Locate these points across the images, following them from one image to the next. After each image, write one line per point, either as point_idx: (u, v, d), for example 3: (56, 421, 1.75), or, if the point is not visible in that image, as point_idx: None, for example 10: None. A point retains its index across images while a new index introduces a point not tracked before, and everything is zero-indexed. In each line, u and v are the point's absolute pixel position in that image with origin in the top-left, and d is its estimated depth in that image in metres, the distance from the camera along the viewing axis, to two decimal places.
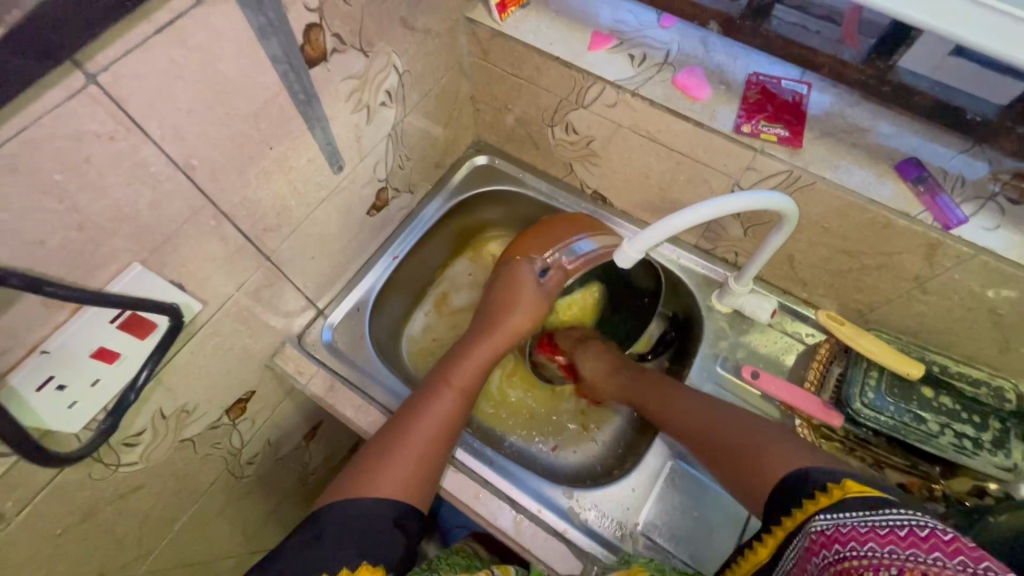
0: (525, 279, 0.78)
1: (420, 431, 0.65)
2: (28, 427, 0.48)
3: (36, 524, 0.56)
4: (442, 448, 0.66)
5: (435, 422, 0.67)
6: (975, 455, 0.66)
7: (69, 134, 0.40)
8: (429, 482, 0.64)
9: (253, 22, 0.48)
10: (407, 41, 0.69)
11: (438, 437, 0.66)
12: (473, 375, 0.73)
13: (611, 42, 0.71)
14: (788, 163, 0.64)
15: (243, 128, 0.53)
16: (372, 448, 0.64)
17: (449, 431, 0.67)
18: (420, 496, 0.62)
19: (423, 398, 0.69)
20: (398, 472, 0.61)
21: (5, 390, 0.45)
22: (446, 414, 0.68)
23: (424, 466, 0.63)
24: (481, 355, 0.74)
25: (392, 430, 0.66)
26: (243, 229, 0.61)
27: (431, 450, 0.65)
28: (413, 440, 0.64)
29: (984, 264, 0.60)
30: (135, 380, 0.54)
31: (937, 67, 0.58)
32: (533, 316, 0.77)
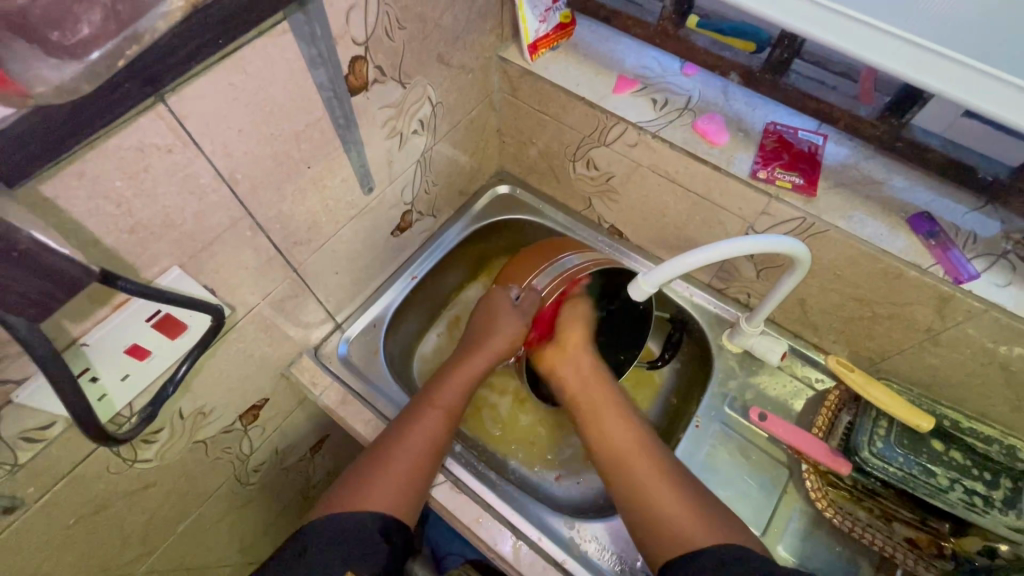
0: (500, 302, 0.81)
1: (406, 449, 0.67)
2: (99, 408, 0.53)
3: (52, 512, 0.58)
4: (429, 466, 0.67)
5: (423, 441, 0.68)
6: (985, 514, 0.65)
7: (133, 146, 0.43)
8: (418, 497, 0.65)
9: (306, 52, 0.52)
10: (442, 75, 0.73)
11: (425, 456, 0.67)
12: (458, 394, 0.75)
13: (635, 86, 0.75)
14: (802, 210, 0.66)
15: (286, 148, 0.57)
16: (363, 463, 0.66)
17: (436, 448, 0.69)
18: (409, 511, 0.64)
19: (410, 416, 0.71)
20: (387, 488, 0.63)
21: (76, 355, 0.49)
22: (433, 431, 0.70)
23: (413, 483, 0.65)
24: (463, 374, 0.77)
25: (379, 447, 0.68)
26: (276, 240, 0.64)
27: (417, 468, 0.66)
28: (401, 457, 0.66)
29: (995, 320, 0.60)
30: (175, 374, 0.56)
31: (949, 126, 0.62)
32: (513, 337, 0.79)
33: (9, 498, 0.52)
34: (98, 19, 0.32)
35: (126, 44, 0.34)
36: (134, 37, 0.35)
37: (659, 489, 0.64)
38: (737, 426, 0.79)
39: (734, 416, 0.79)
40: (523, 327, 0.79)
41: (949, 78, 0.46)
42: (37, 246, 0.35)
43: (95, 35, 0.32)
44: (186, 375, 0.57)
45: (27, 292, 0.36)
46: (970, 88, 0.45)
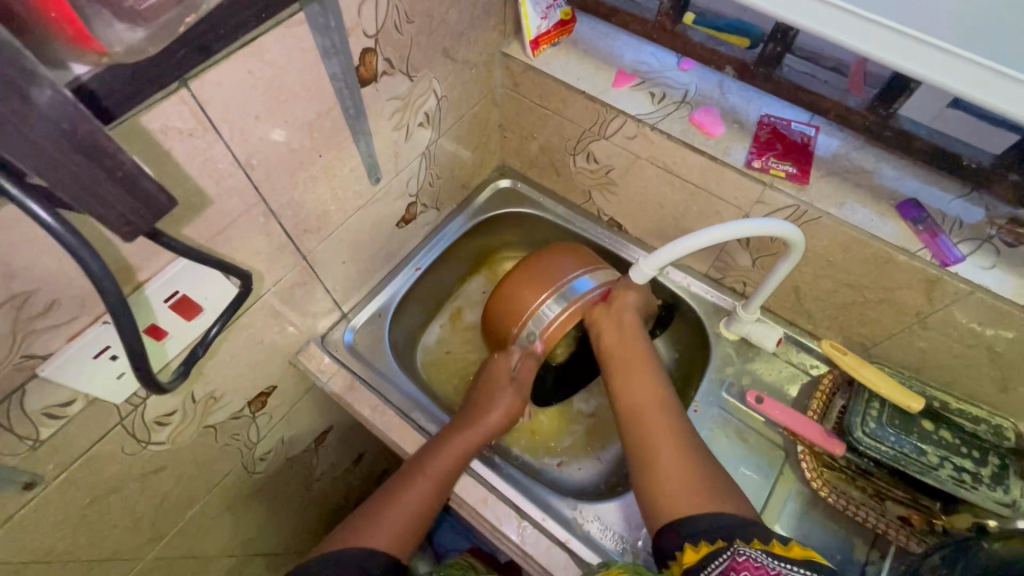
0: (502, 371, 0.80)
1: (392, 515, 0.66)
2: (157, 362, 0.57)
3: (69, 492, 0.59)
4: (415, 531, 0.67)
5: (411, 509, 0.67)
6: (974, 490, 0.66)
7: (157, 129, 0.45)
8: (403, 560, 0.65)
9: (320, 43, 0.54)
10: (447, 69, 0.75)
11: (411, 522, 0.67)
12: (454, 459, 0.72)
13: (633, 81, 0.78)
14: (795, 198, 0.68)
15: (299, 136, 0.59)
16: (354, 521, 0.66)
17: (424, 516, 0.68)
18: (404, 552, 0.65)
19: (403, 479, 0.70)
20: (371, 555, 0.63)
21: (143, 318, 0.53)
22: (422, 501, 0.68)
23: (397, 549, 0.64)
24: (463, 441, 0.73)
25: (372, 510, 0.67)
26: (287, 227, 0.65)
27: (403, 533, 0.66)
28: (389, 523, 0.65)
29: (981, 301, 0.63)
30: (206, 336, 0.58)
31: (936, 118, 0.66)
32: (509, 410, 0.78)
33: (29, 474, 0.54)
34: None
35: (184, 13, 0.34)
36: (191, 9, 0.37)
37: (675, 464, 0.64)
38: (734, 411, 0.81)
39: (731, 401, 0.82)
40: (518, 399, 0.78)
41: (933, 63, 0.48)
42: (138, 169, 0.35)
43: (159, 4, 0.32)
44: (213, 338, 0.58)
45: (124, 213, 0.35)
46: (953, 73, 0.47)
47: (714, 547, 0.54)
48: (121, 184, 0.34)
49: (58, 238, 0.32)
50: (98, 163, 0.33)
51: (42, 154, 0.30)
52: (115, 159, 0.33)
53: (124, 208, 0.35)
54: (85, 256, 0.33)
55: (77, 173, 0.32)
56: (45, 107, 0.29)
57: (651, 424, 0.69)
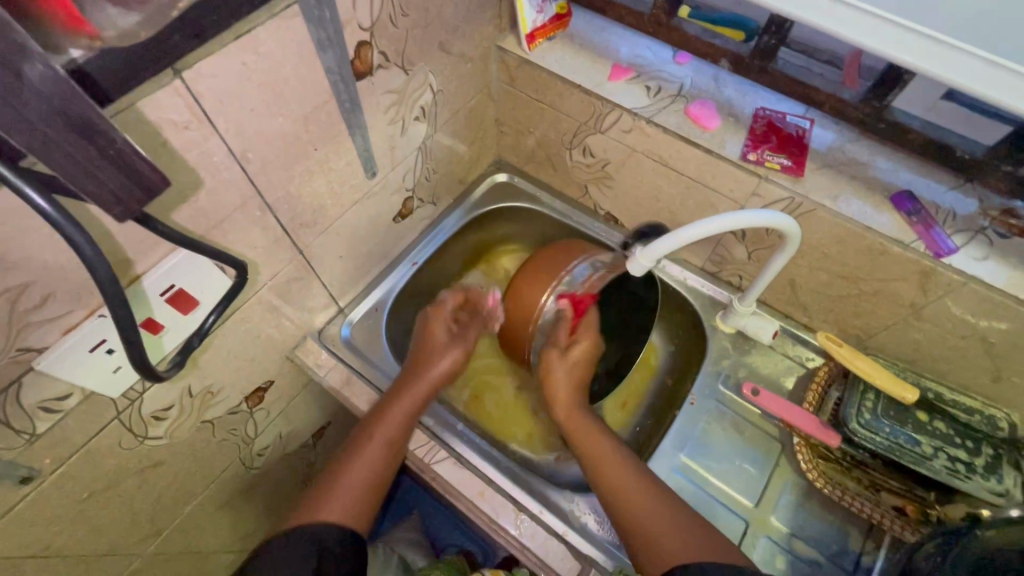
0: (438, 332, 0.83)
1: (350, 479, 0.69)
2: (155, 356, 0.57)
3: (67, 486, 0.59)
4: (376, 487, 0.70)
5: (366, 468, 0.70)
6: (967, 479, 0.67)
7: (153, 121, 0.45)
8: (367, 514, 0.68)
9: (314, 35, 0.54)
10: (443, 62, 0.75)
11: (371, 477, 0.70)
12: (406, 419, 0.74)
13: (629, 74, 0.78)
14: (790, 190, 0.69)
15: (294, 129, 0.59)
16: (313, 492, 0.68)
17: (379, 473, 0.71)
18: (366, 515, 0.68)
19: (353, 447, 0.72)
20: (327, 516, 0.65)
21: (142, 309, 0.53)
22: (374, 461, 0.70)
23: (360, 500, 0.68)
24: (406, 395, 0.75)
25: (326, 476, 0.70)
26: (283, 221, 0.65)
27: (364, 489, 0.69)
28: (345, 485, 0.68)
29: (974, 292, 0.63)
30: (202, 326, 0.57)
31: (929, 108, 0.64)
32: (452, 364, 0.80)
33: (26, 468, 0.54)
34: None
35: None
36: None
37: (648, 513, 0.65)
38: (731, 403, 0.81)
39: (727, 393, 0.82)
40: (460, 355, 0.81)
41: (925, 53, 0.48)
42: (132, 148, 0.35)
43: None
44: (209, 328, 0.58)
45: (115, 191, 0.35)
46: (945, 63, 0.48)
47: None
48: (114, 162, 0.35)
49: (51, 222, 0.33)
50: (91, 142, 0.33)
51: (37, 134, 0.31)
52: (107, 137, 0.33)
53: (117, 186, 0.35)
54: (81, 242, 0.33)
55: (72, 153, 0.32)
56: (36, 82, 0.30)
57: (618, 482, 0.68)
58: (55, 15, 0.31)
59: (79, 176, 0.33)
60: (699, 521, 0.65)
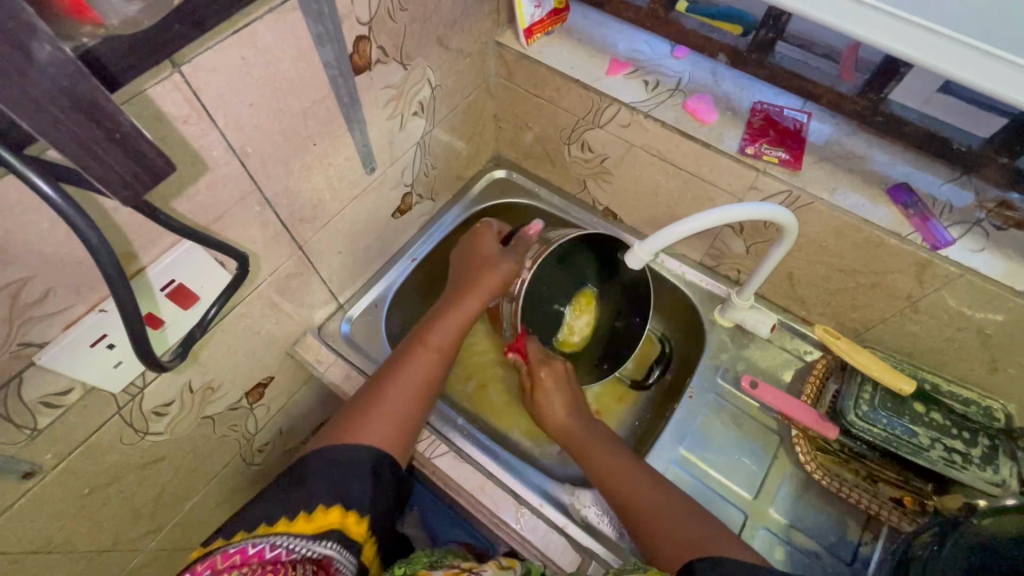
0: (486, 246, 0.82)
1: (400, 386, 0.69)
2: (157, 348, 0.57)
3: (68, 481, 0.59)
4: (425, 399, 0.70)
5: (416, 379, 0.70)
6: (964, 470, 0.68)
7: (152, 115, 0.45)
8: (414, 427, 0.68)
9: (313, 30, 0.54)
10: (441, 57, 0.75)
11: (418, 390, 0.69)
12: (451, 335, 0.76)
13: (627, 69, 0.78)
14: (788, 183, 0.69)
15: (294, 124, 0.59)
16: (359, 398, 0.68)
17: (428, 385, 0.71)
18: (413, 428, 0.68)
19: (402, 358, 0.72)
20: (380, 425, 0.64)
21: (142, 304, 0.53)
22: (424, 372, 0.71)
23: (410, 413, 0.67)
24: (458, 313, 0.77)
25: (374, 385, 0.69)
26: (283, 217, 0.65)
27: (413, 400, 0.69)
28: (398, 389, 0.68)
29: (971, 284, 0.64)
30: (204, 318, 0.57)
31: (927, 101, 0.65)
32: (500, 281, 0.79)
33: (28, 463, 0.54)
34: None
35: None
36: None
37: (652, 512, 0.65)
38: (730, 397, 0.82)
39: (726, 387, 0.83)
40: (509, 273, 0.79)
41: (917, 43, 0.48)
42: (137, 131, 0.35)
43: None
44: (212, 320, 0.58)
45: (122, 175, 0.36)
46: (937, 53, 0.48)
47: None
48: (120, 144, 0.35)
49: (59, 211, 0.33)
50: (97, 124, 0.33)
51: (44, 113, 0.31)
52: (113, 120, 0.34)
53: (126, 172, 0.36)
54: (86, 231, 0.34)
55: (76, 132, 0.32)
56: (45, 63, 0.30)
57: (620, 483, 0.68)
58: (59, 3, 0.32)
59: (84, 159, 0.33)
60: (701, 518, 0.64)
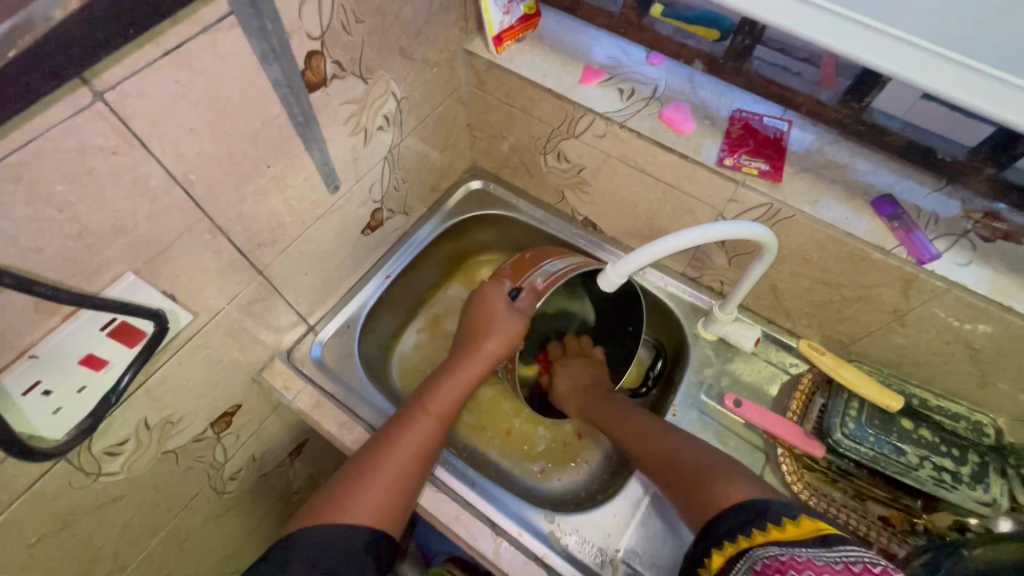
0: (497, 299, 0.77)
1: (396, 456, 0.64)
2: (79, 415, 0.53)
3: (13, 531, 0.56)
4: (420, 472, 0.65)
5: (412, 447, 0.66)
6: (954, 490, 0.66)
7: (73, 148, 0.41)
8: (404, 505, 0.62)
9: (257, 47, 0.50)
10: (406, 69, 0.72)
11: (414, 463, 0.65)
12: (454, 400, 0.72)
13: (601, 77, 0.75)
14: (768, 196, 0.66)
15: (241, 148, 0.55)
16: (351, 469, 0.63)
17: (425, 454, 0.66)
18: (404, 510, 0.62)
19: (402, 423, 0.68)
20: (371, 499, 0.59)
21: (74, 345, 0.49)
22: (425, 437, 0.67)
23: (402, 488, 0.62)
24: (462, 377, 0.74)
25: (367, 453, 0.65)
26: (238, 243, 0.62)
27: (407, 474, 0.63)
28: (393, 458, 0.64)
29: (958, 298, 0.61)
30: (118, 384, 0.54)
31: (910, 108, 0.63)
32: (510, 338, 0.76)
33: None
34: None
35: (19, 34, 0.36)
36: (24, 27, 0.36)
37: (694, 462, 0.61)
38: (715, 414, 0.79)
39: (711, 404, 0.80)
40: (520, 326, 0.75)
41: (901, 58, 0.45)
42: None
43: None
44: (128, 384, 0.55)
45: None
46: (922, 68, 0.45)
47: (737, 549, 0.48)
48: None
49: None
50: None
51: None
52: None
53: None
54: None
55: None
56: None
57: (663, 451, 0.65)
58: None
59: None
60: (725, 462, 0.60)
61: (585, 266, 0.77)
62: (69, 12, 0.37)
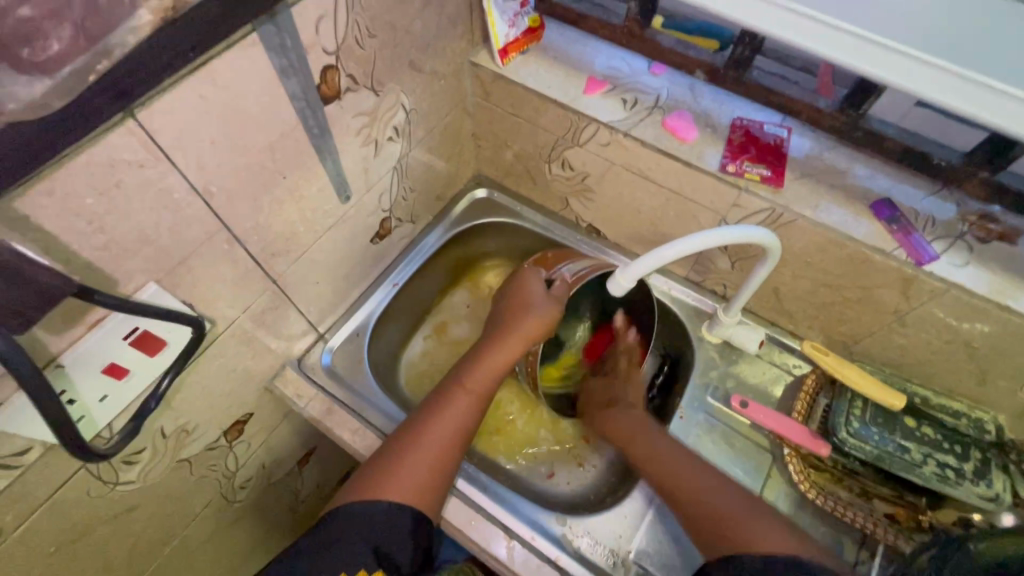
0: (531, 286, 0.77)
1: (432, 437, 0.66)
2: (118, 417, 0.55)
3: (33, 541, 0.57)
4: (456, 451, 0.67)
5: (447, 428, 0.68)
6: (958, 485, 0.67)
7: (103, 162, 0.43)
8: (441, 485, 0.64)
9: (276, 63, 0.52)
10: (415, 81, 0.74)
11: (450, 442, 0.67)
12: (488, 382, 0.73)
13: (605, 87, 0.77)
14: (770, 202, 0.68)
15: (259, 159, 0.57)
16: (390, 448, 0.65)
17: (461, 434, 0.69)
18: (441, 489, 0.64)
19: (437, 405, 0.70)
20: (410, 478, 0.62)
21: (97, 354, 0.50)
22: (460, 417, 0.69)
23: (438, 468, 0.64)
24: (496, 360, 0.74)
25: (405, 434, 0.67)
26: (253, 252, 0.63)
27: (443, 454, 0.66)
28: (428, 439, 0.66)
29: (957, 299, 0.63)
30: (158, 388, 0.57)
31: (904, 116, 0.67)
32: (544, 323, 0.74)
33: None
34: (67, 35, 0.36)
35: (96, 59, 0.38)
36: (104, 53, 0.38)
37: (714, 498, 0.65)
38: (721, 415, 0.81)
39: (716, 405, 0.81)
40: (554, 313, 0.74)
41: (899, 69, 0.48)
42: None
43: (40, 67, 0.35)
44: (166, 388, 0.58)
45: None
46: (913, 76, 0.47)
47: None
48: None
49: None
50: None
51: None
52: None
53: None
54: None
55: None
56: None
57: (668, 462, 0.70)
58: None
59: None
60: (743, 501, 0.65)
61: (599, 266, 0.78)
62: (138, 42, 0.40)
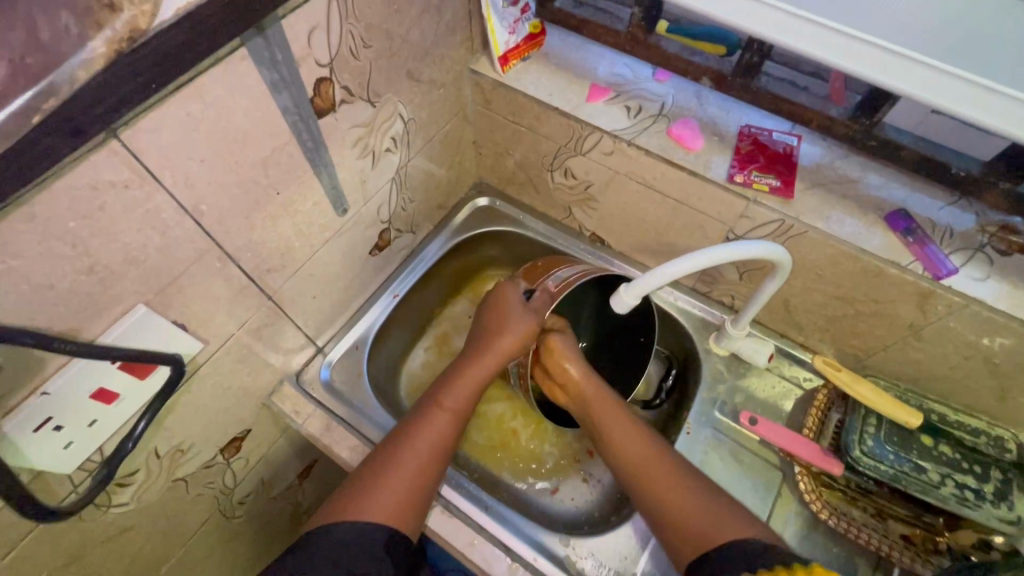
0: (512, 297, 0.74)
1: (410, 456, 0.64)
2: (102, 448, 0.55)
3: (23, 568, 0.55)
4: (434, 470, 0.65)
5: (425, 446, 0.66)
6: (977, 507, 0.64)
7: (85, 185, 0.41)
8: (418, 505, 0.62)
9: (267, 77, 0.50)
10: (413, 91, 0.72)
11: (427, 461, 0.65)
12: (467, 398, 0.71)
13: (608, 94, 0.75)
14: (780, 213, 0.66)
15: (252, 175, 0.55)
16: (368, 467, 0.64)
17: (439, 453, 0.66)
18: (417, 510, 0.62)
19: (416, 421, 0.68)
20: (384, 500, 0.60)
21: (83, 380, 0.49)
22: (439, 434, 0.67)
23: (414, 488, 0.62)
24: (476, 375, 0.72)
25: (384, 451, 0.65)
26: (247, 269, 0.62)
27: (421, 473, 0.64)
28: (405, 458, 0.64)
29: (975, 314, 0.61)
30: (133, 431, 0.55)
31: (921, 123, 0.63)
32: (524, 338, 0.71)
33: None
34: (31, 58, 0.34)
35: (42, 98, 0.34)
36: (49, 91, 0.34)
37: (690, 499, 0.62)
38: (730, 431, 0.78)
39: (724, 421, 0.79)
40: (535, 327, 0.71)
41: (925, 82, 0.45)
42: None
43: (14, 90, 0.33)
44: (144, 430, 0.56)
45: None
46: (936, 87, 0.45)
47: None
48: None
49: None
50: None
51: None
52: None
53: None
54: None
55: None
56: None
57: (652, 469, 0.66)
58: None
59: None
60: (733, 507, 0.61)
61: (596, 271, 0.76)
62: (91, 75, 0.35)
